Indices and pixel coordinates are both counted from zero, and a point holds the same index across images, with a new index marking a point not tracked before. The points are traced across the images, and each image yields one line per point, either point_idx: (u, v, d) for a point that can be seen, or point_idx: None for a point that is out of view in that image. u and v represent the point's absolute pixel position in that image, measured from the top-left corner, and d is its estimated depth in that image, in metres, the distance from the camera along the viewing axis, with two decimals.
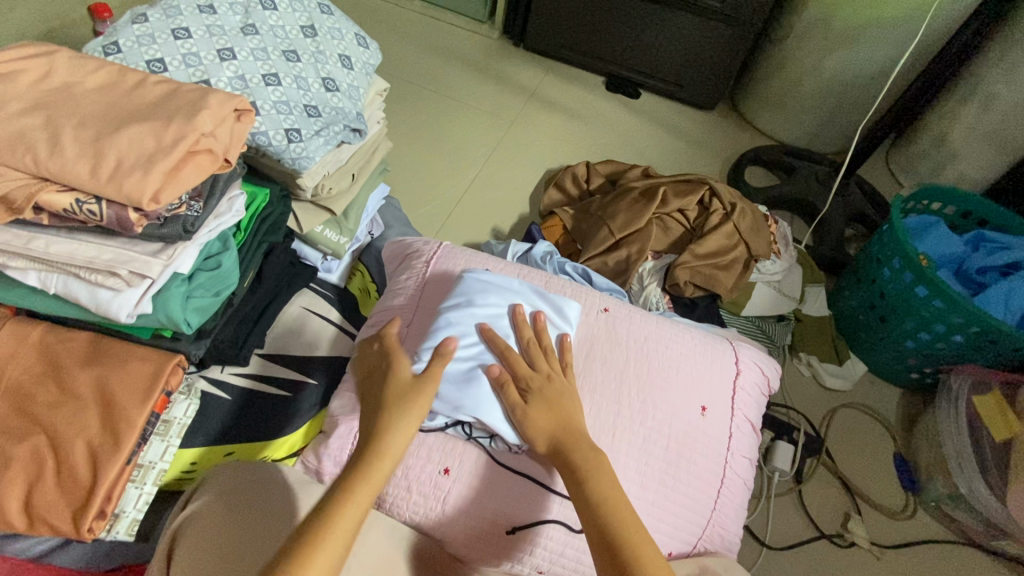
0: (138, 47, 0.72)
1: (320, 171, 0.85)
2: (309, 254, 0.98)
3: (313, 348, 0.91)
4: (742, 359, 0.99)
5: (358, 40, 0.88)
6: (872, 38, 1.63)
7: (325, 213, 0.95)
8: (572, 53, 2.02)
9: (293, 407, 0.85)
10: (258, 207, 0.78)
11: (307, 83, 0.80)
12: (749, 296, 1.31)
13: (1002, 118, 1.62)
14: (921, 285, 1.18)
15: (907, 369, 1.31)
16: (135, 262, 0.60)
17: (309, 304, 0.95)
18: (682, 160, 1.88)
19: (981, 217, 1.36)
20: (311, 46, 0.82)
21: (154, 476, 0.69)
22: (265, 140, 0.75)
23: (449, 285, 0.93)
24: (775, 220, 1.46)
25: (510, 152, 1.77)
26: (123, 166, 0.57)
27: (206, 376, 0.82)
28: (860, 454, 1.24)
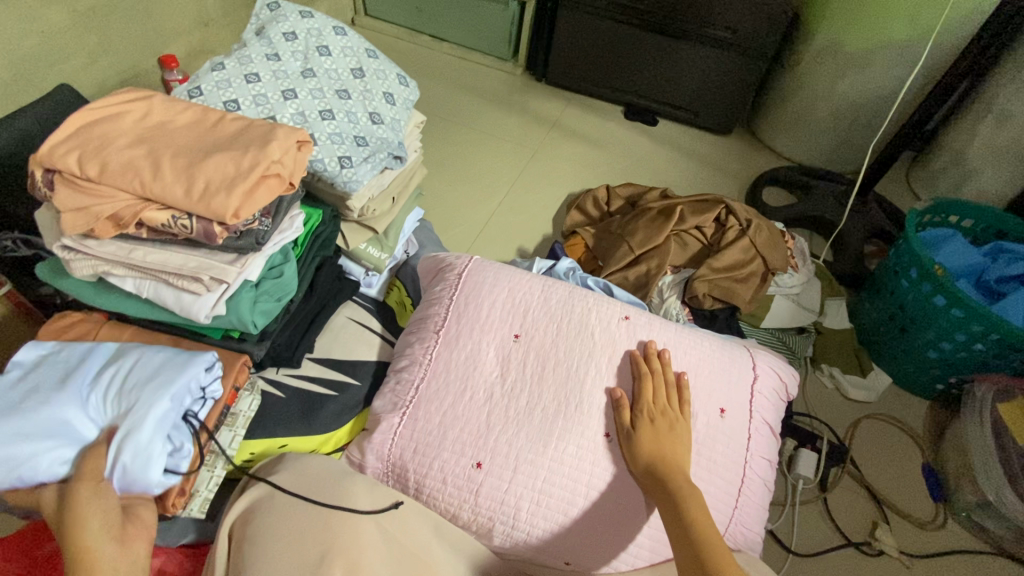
0: (217, 91, 0.85)
1: (366, 194, 0.96)
2: (353, 269, 1.08)
3: (356, 352, 0.99)
4: (759, 365, 1.04)
5: (400, 79, 0.99)
6: (881, 62, 1.70)
7: (368, 231, 1.04)
8: (591, 85, 2.15)
9: (339, 406, 0.92)
10: (314, 226, 0.90)
11: (356, 117, 0.91)
12: (767, 308, 1.35)
13: (1018, 133, 1.65)
14: (939, 295, 1.20)
15: (932, 380, 1.32)
16: (215, 269, 0.71)
17: (353, 314, 1.04)
18: (700, 182, 1.96)
19: (999, 229, 1.38)
20: (360, 86, 0.94)
21: (223, 462, 0.78)
22: (321, 166, 0.86)
23: (479, 295, 1.01)
24: (793, 235, 1.50)
25: (534, 177, 1.88)
26: (210, 187, 0.68)
27: (264, 376, 0.91)
28: (887, 465, 1.24)
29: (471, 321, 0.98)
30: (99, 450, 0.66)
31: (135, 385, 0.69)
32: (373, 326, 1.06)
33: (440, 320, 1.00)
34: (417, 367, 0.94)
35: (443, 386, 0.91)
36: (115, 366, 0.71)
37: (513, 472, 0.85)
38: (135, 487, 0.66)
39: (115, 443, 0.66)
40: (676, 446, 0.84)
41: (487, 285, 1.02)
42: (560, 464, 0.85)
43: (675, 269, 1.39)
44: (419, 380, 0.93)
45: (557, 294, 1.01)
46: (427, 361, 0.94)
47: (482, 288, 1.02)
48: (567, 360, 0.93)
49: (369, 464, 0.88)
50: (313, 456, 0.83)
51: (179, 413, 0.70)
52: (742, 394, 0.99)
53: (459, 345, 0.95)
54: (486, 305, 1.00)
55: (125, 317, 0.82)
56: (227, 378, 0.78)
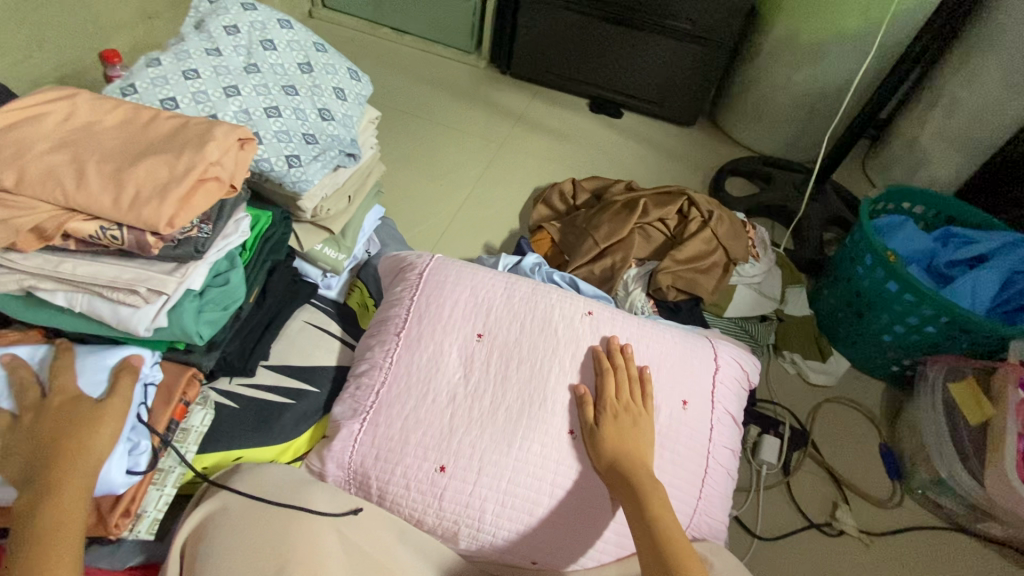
0: (152, 88, 0.81)
1: (318, 193, 0.92)
2: (310, 271, 1.05)
3: (312, 357, 0.97)
4: (721, 356, 1.05)
5: (351, 74, 0.96)
6: (836, 52, 1.73)
7: (323, 231, 1.01)
8: (555, 77, 2.13)
9: (296, 414, 0.90)
10: (262, 229, 0.86)
11: (305, 114, 0.88)
12: (730, 298, 1.37)
13: (966, 121, 1.70)
14: (892, 280, 1.24)
15: (888, 362, 1.36)
16: (152, 280, 0.67)
17: (310, 318, 1.02)
18: (664, 173, 1.97)
19: (948, 214, 1.42)
20: (308, 81, 0.90)
21: (173, 479, 0.75)
22: (267, 166, 0.83)
23: (440, 295, 0.99)
24: (753, 225, 1.52)
25: (500, 172, 1.86)
26: (141, 195, 0.64)
27: (216, 387, 0.87)
28: (845, 446, 1.28)
29: (432, 322, 0.96)
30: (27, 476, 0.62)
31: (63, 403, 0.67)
32: (331, 329, 1.03)
33: (400, 321, 0.97)
34: (377, 370, 0.92)
35: (404, 389, 0.89)
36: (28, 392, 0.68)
37: (477, 470, 0.84)
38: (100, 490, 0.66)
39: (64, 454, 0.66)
40: (640, 441, 0.84)
41: (448, 285, 1.01)
42: (524, 463, 0.85)
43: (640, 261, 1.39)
44: (379, 383, 0.91)
45: (521, 292, 1.00)
46: (387, 365, 0.92)
47: (443, 289, 1.00)
48: (531, 359, 0.93)
49: (329, 472, 0.85)
50: (272, 466, 0.80)
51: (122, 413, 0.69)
52: (704, 385, 1.00)
53: (420, 347, 0.93)
54: (448, 305, 0.98)
55: (58, 330, 0.77)
56: (176, 391, 0.76)
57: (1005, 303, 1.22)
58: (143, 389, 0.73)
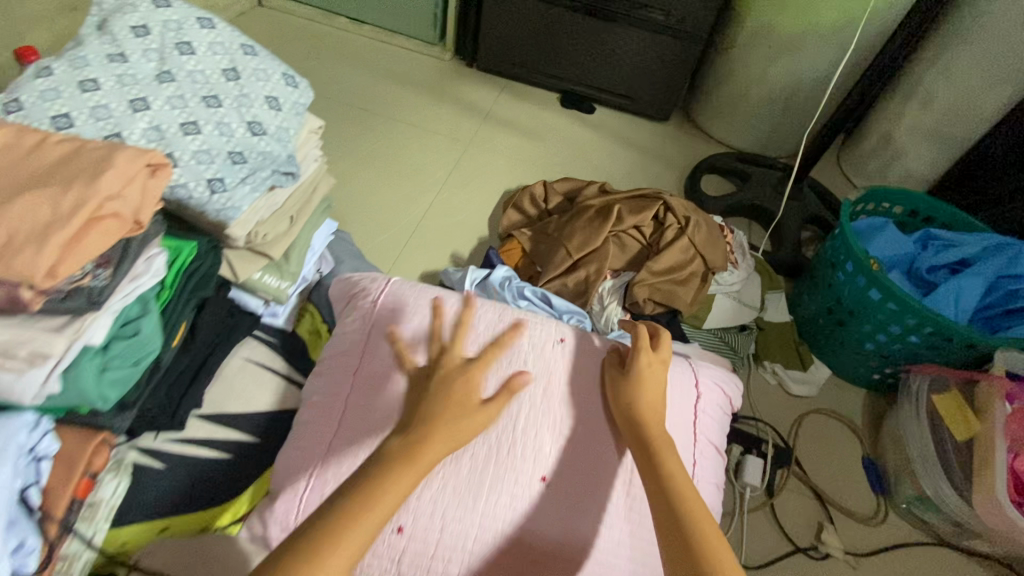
0: (41, 103, 0.67)
1: (251, 219, 0.81)
2: (249, 301, 0.94)
3: (252, 402, 0.86)
4: (702, 381, 0.99)
5: (287, 80, 0.84)
6: (812, 45, 1.67)
7: (262, 258, 0.89)
8: (524, 71, 2.03)
9: (233, 471, 0.80)
10: (183, 262, 0.75)
11: (230, 129, 0.76)
12: (709, 308, 1.31)
13: (941, 115, 1.67)
14: (874, 289, 1.19)
15: (869, 370, 1.32)
16: (35, 341, 0.56)
17: (250, 355, 0.92)
18: (639, 172, 1.90)
19: (927, 214, 1.39)
20: (234, 89, 0.78)
21: (81, 564, 0.68)
22: (185, 193, 0.71)
23: (398, 327, 0.90)
24: (731, 229, 1.46)
25: (467, 174, 1.75)
26: (14, 241, 0.52)
27: (137, 446, 0.76)
28: (829, 460, 1.24)
29: (387, 359, 0.86)
30: None
31: None
32: (276, 367, 0.93)
33: (353, 359, 0.88)
34: (325, 417, 0.82)
35: (357, 439, 0.79)
36: None
37: (451, 524, 0.77)
38: None
39: None
40: (647, 392, 0.81)
41: (405, 316, 0.91)
42: (496, 516, 0.77)
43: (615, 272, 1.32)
44: (329, 432, 0.81)
45: (489, 317, 0.92)
46: (337, 412, 0.82)
47: (400, 321, 0.90)
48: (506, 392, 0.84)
49: (272, 536, 0.75)
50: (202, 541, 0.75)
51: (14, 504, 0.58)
52: (686, 414, 0.93)
53: (375, 390, 0.83)
54: (406, 339, 0.88)
55: None
56: (79, 464, 0.65)
57: (991, 306, 1.19)
58: (34, 466, 0.61)
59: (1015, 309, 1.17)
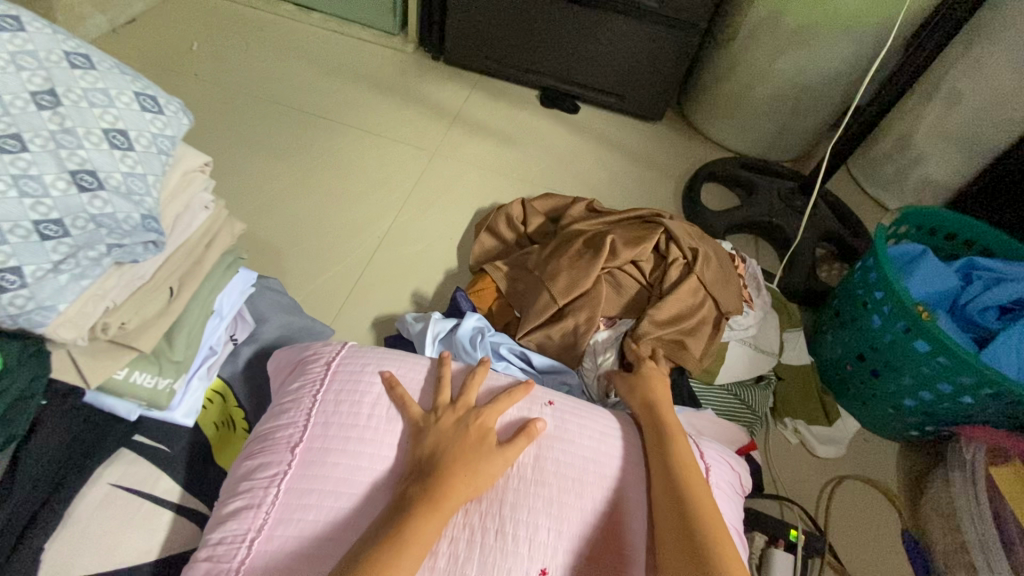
0: None
1: (92, 311, 0.55)
2: (116, 404, 0.67)
3: (117, 553, 0.63)
4: (709, 454, 0.81)
5: (141, 102, 0.58)
6: (826, 37, 1.44)
7: (131, 352, 0.64)
8: (497, 65, 1.76)
9: None
10: None
11: (39, 184, 0.50)
12: (722, 360, 1.09)
13: (970, 117, 1.47)
14: (920, 339, 0.99)
15: (904, 426, 1.13)
16: None
17: (121, 480, 0.67)
18: (630, 182, 1.67)
19: (968, 240, 1.18)
20: (49, 123, 0.52)
21: None
22: None
23: (352, 395, 0.74)
24: (741, 257, 1.25)
25: (432, 190, 1.50)
26: None
27: None
28: (864, 539, 1.05)
29: (342, 433, 0.70)
30: None
31: None
32: (155, 492, 0.69)
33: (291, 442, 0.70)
34: (251, 512, 0.65)
35: (296, 543, 0.63)
36: None
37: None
38: None
39: None
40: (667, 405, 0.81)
41: (366, 380, 0.75)
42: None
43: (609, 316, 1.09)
44: (252, 536, 0.64)
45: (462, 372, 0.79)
46: (270, 504, 0.65)
47: (358, 386, 0.75)
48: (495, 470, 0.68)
49: None
50: None
51: None
52: None
53: (322, 474, 0.68)
54: (366, 408, 0.72)
55: None
56: None
57: None
58: None
59: None
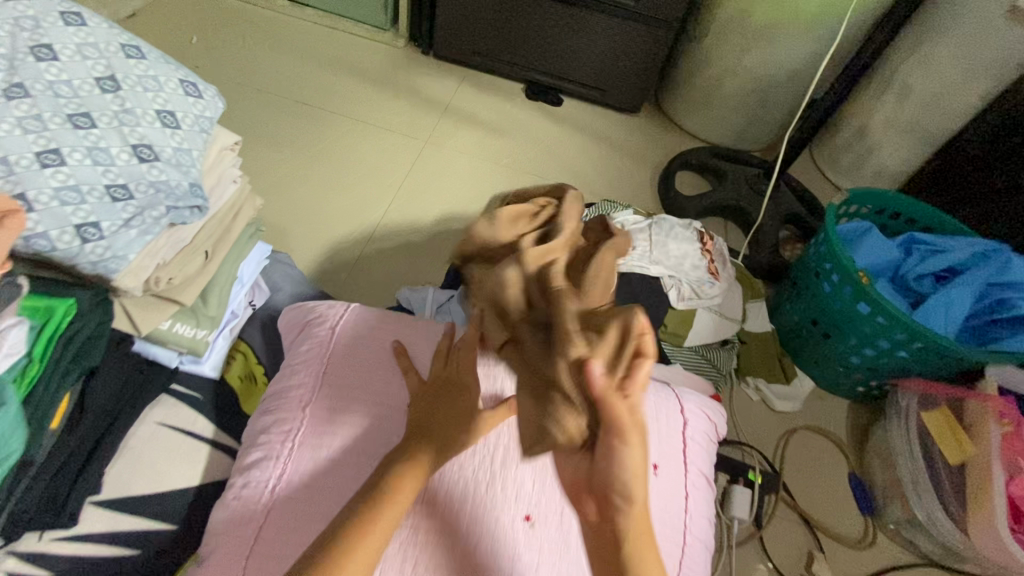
0: None
1: (149, 263, 0.65)
2: (159, 353, 0.79)
3: (165, 480, 0.72)
4: (687, 406, 0.90)
5: (186, 88, 0.68)
6: (787, 35, 1.57)
7: (171, 304, 0.74)
8: (486, 60, 1.87)
9: (140, 568, 0.67)
10: (57, 326, 0.60)
11: (109, 156, 0.60)
12: (690, 324, 1.21)
13: (919, 109, 1.58)
14: (862, 302, 1.12)
15: (854, 383, 1.26)
16: None
17: (165, 418, 0.77)
18: (611, 170, 1.78)
19: (909, 217, 1.32)
20: (113, 104, 0.62)
21: None
22: (46, 243, 0.56)
23: (358, 359, 0.82)
24: (710, 234, 1.36)
25: (426, 177, 1.61)
26: None
27: (16, 550, 0.63)
28: (815, 480, 1.18)
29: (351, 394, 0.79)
30: None
31: None
32: (195, 430, 0.78)
33: (304, 396, 0.79)
34: (270, 462, 0.73)
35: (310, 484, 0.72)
36: None
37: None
38: None
39: None
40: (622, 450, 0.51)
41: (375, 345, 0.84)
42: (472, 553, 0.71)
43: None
44: (274, 481, 0.72)
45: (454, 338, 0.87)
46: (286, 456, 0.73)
47: (366, 351, 0.83)
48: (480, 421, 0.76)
49: None
50: None
51: None
52: (673, 441, 0.85)
53: (334, 429, 0.76)
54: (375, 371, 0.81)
55: None
56: None
57: (975, 318, 1.14)
58: None
59: (1001, 320, 1.12)
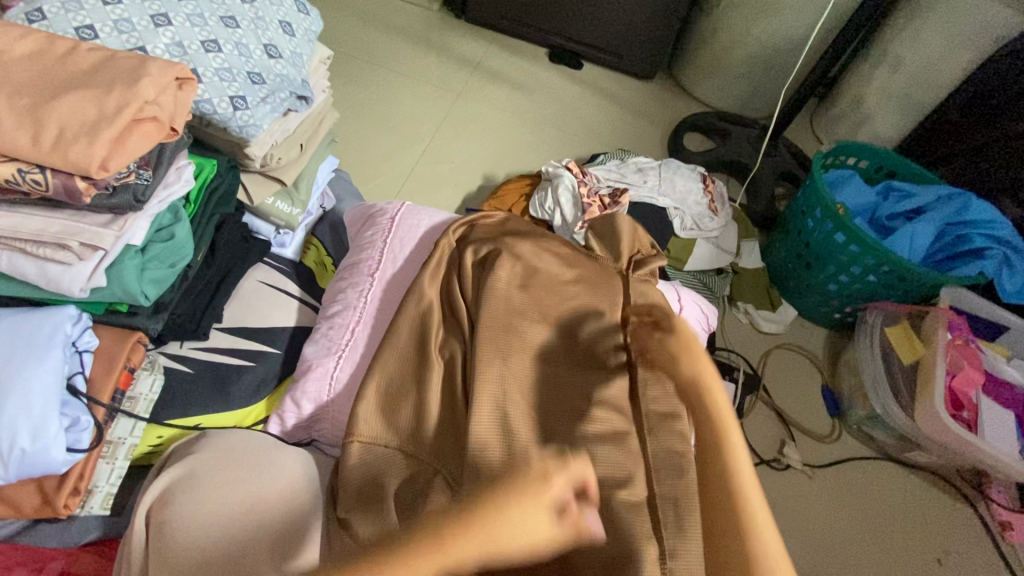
0: (64, 13, 0.69)
1: (268, 140, 0.85)
2: (261, 227, 0.98)
3: (268, 318, 0.90)
4: (682, 297, 1.08)
5: (299, 7, 0.86)
6: (792, 6, 1.69)
7: (275, 183, 0.94)
8: (512, 24, 2.02)
9: (255, 376, 0.85)
10: (207, 178, 0.78)
11: (249, 50, 0.78)
12: (690, 252, 1.39)
13: (910, 80, 1.56)
14: (840, 232, 1.28)
15: (830, 310, 1.43)
16: (86, 234, 0.59)
17: (264, 278, 0.94)
18: (625, 127, 1.93)
19: (889, 170, 1.49)
20: (249, 12, 0.80)
21: (125, 451, 0.71)
22: (210, 108, 0.75)
23: (415, 242, 0.96)
24: (712, 179, 1.52)
25: (457, 125, 1.78)
26: (66, 134, 0.56)
27: (165, 352, 0.82)
28: (791, 388, 1.38)
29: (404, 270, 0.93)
30: None
31: None
32: (287, 287, 0.96)
33: (373, 263, 0.94)
34: (349, 312, 0.89)
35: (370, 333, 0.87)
36: None
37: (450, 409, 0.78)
38: (36, 469, 0.60)
39: None
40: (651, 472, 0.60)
41: (423, 230, 0.98)
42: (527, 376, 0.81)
43: (614, 190, 1.37)
44: (353, 324, 0.87)
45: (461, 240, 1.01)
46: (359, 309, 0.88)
47: (416, 233, 0.97)
48: (513, 293, 0.85)
49: (304, 411, 0.82)
50: (236, 432, 0.78)
51: (61, 382, 0.62)
52: None
53: (394, 291, 0.91)
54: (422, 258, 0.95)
55: None
56: (118, 358, 0.70)
57: (937, 252, 1.31)
58: (78, 357, 0.66)
59: (960, 254, 1.29)
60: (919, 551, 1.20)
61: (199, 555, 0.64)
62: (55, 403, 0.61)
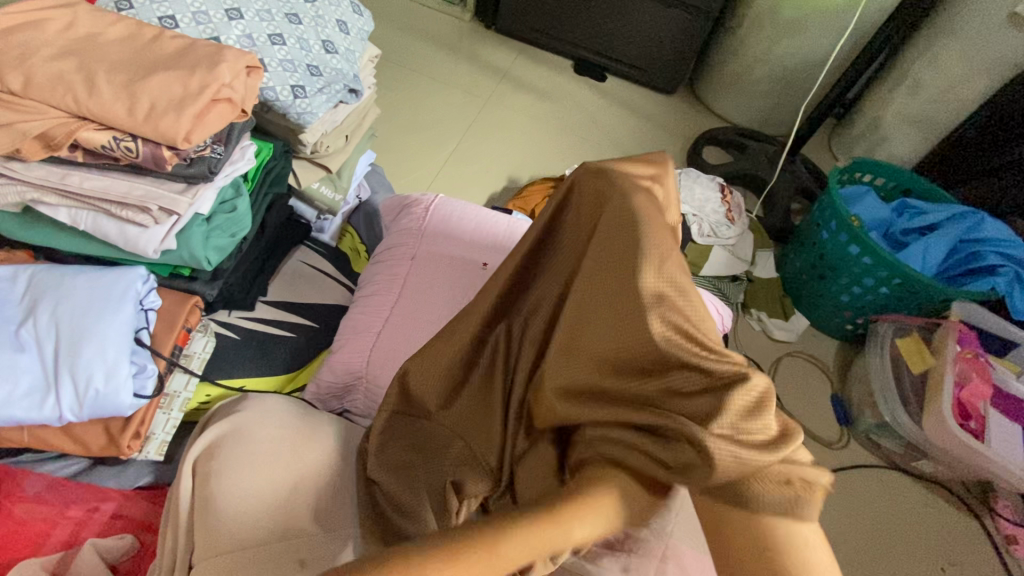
0: (150, 4, 0.77)
1: (320, 128, 0.92)
2: (304, 211, 1.05)
3: (309, 294, 0.96)
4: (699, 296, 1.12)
5: (353, 8, 0.94)
6: (813, 27, 1.74)
7: (321, 169, 1.00)
8: (540, 35, 2.10)
9: (296, 346, 0.91)
10: (265, 159, 0.85)
11: (309, 44, 0.85)
12: (706, 257, 1.43)
13: (928, 103, 1.59)
14: (854, 244, 1.32)
15: (843, 321, 1.46)
16: (164, 199, 0.66)
17: (305, 258, 1.00)
18: (646, 138, 1.99)
19: (905, 188, 1.52)
20: (311, 11, 0.87)
21: (179, 403, 0.77)
22: (273, 95, 0.81)
23: (448, 229, 1.02)
24: (730, 189, 1.56)
25: (484, 129, 1.85)
26: (156, 108, 0.63)
27: (215, 319, 0.88)
28: (801, 395, 1.41)
29: (438, 254, 0.98)
30: (59, 386, 0.64)
31: (77, 318, 0.67)
32: (326, 267, 1.02)
33: (409, 248, 1.00)
34: (387, 291, 0.94)
35: (408, 311, 0.91)
36: (39, 299, 0.68)
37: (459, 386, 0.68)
38: (106, 410, 0.66)
39: (74, 370, 0.64)
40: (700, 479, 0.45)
41: (454, 218, 1.03)
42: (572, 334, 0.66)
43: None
44: (391, 302, 0.93)
45: (472, 219, 1.04)
46: (398, 289, 0.93)
47: (449, 222, 1.03)
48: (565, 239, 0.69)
49: (339, 379, 0.88)
50: (277, 397, 0.82)
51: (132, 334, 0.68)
52: None
53: (431, 273, 0.95)
54: (450, 241, 1.00)
55: (50, 252, 0.76)
56: (178, 319, 0.75)
57: (950, 268, 1.34)
58: (144, 315, 0.72)
59: (972, 271, 1.32)
60: (922, 560, 1.22)
61: (236, 506, 0.68)
62: (125, 351, 0.67)
